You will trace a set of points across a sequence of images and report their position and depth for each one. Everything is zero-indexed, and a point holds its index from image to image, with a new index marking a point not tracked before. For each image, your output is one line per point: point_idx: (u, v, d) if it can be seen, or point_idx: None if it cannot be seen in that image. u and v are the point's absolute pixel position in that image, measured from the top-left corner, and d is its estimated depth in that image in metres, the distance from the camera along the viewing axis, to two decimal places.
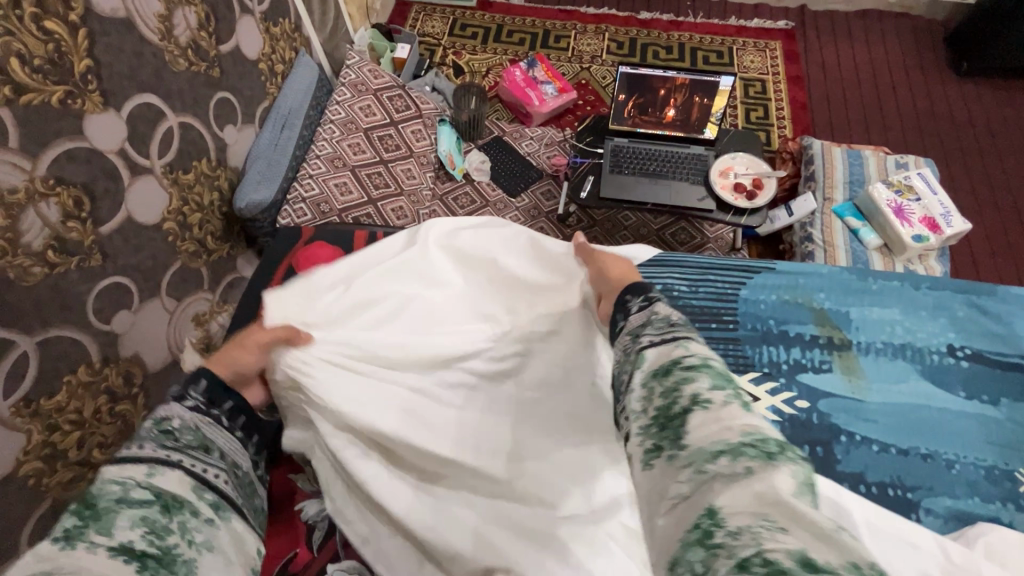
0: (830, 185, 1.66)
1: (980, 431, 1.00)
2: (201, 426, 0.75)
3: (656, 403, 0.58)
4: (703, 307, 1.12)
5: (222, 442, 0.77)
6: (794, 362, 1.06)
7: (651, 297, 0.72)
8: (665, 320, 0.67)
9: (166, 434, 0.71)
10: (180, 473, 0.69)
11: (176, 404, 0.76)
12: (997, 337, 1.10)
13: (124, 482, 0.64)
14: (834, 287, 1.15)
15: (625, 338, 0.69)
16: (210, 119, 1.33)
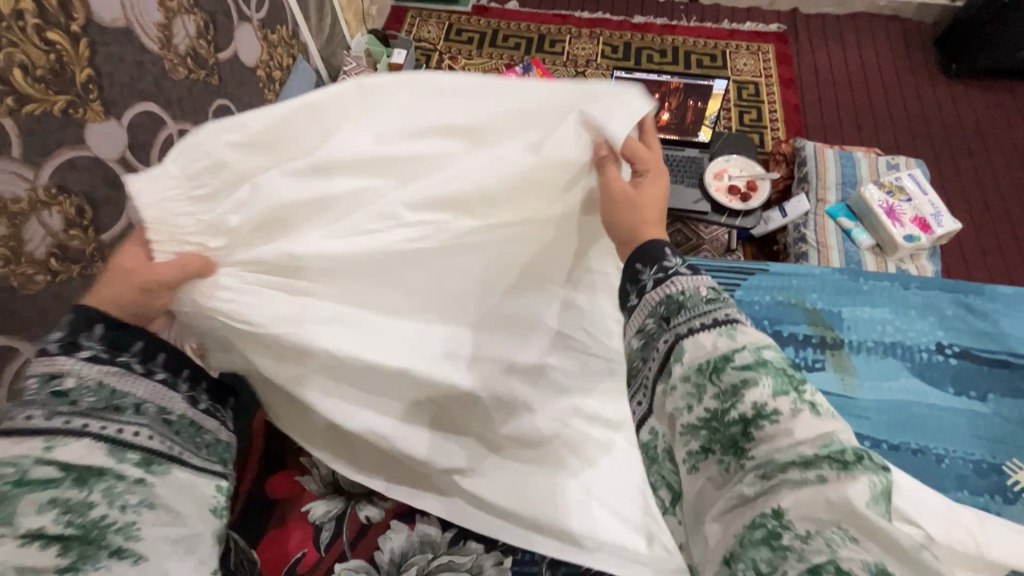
0: (822, 187, 1.69)
1: (970, 427, 1.02)
2: (104, 375, 0.61)
3: (710, 406, 0.58)
4: None
5: (132, 386, 0.62)
6: (788, 361, 1.09)
7: (667, 267, 0.67)
8: (700, 302, 0.63)
9: (59, 393, 0.58)
10: (84, 443, 0.57)
11: (65, 357, 0.59)
12: (984, 334, 1.12)
13: (20, 464, 0.54)
14: (826, 288, 1.18)
15: (652, 322, 0.66)
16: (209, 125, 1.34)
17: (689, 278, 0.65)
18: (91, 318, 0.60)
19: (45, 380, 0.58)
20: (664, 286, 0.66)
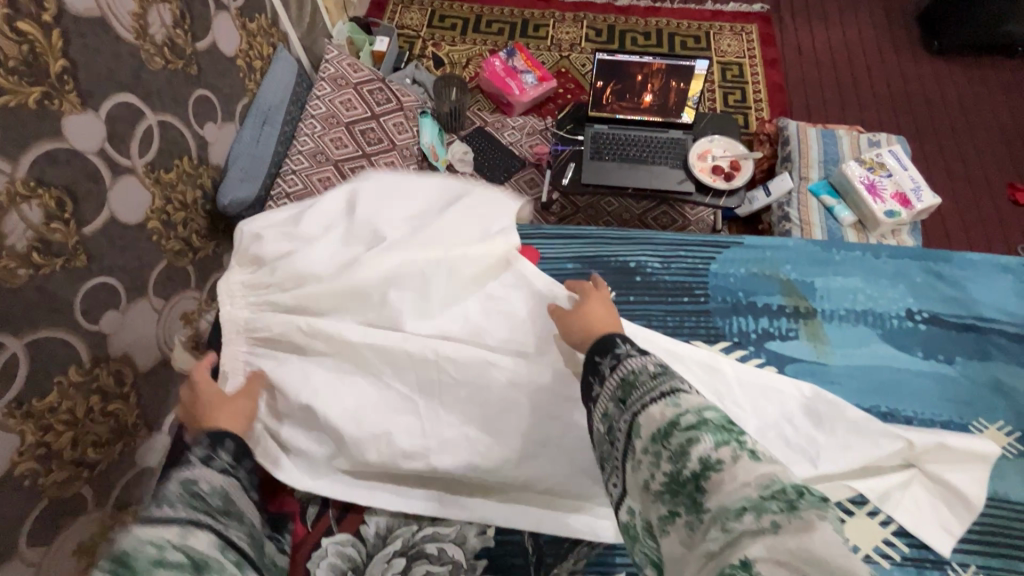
0: (805, 165, 1.71)
1: (942, 390, 0.97)
2: (229, 487, 0.73)
3: (664, 468, 0.57)
4: (673, 282, 1.06)
5: (243, 502, 0.75)
6: (763, 331, 1.02)
7: (619, 353, 0.72)
8: (643, 373, 0.67)
9: (194, 498, 0.69)
10: (210, 538, 0.67)
11: (201, 468, 0.73)
12: (953, 301, 1.06)
13: (160, 545, 0.61)
14: (801, 259, 1.10)
15: (609, 403, 0.68)
16: (189, 117, 1.34)
17: (638, 360, 0.69)
18: (226, 436, 0.77)
19: (183, 486, 0.70)
20: (618, 369, 0.69)
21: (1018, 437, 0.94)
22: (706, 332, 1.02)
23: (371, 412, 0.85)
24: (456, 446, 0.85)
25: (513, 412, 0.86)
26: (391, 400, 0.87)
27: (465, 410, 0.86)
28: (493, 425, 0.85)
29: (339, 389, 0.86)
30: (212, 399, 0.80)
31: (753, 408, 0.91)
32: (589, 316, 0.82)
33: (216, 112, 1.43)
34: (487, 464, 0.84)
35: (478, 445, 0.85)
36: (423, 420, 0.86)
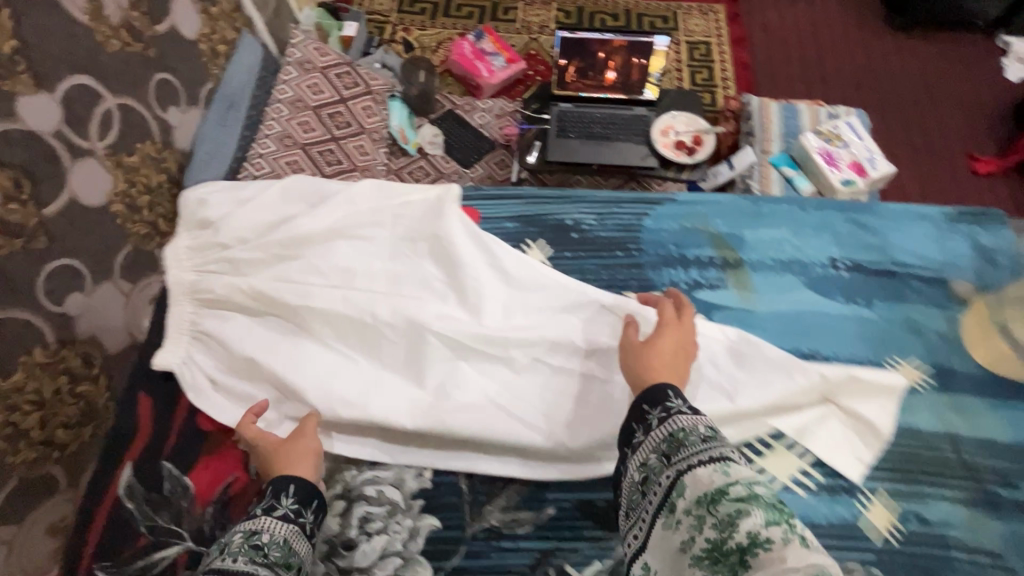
0: (766, 138, 1.73)
1: (863, 332, 0.99)
2: (291, 537, 0.72)
3: (708, 535, 0.60)
4: (609, 238, 1.06)
5: (304, 552, 0.73)
6: (693, 281, 1.03)
7: (670, 407, 0.74)
8: (695, 435, 0.70)
9: (255, 548, 0.69)
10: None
11: (265, 517, 0.73)
12: (874, 248, 1.06)
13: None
14: (729, 213, 1.10)
15: (653, 458, 0.72)
16: (150, 100, 1.34)
17: (690, 419, 0.72)
18: (289, 480, 0.78)
19: (246, 536, 0.71)
20: (667, 423, 0.73)
21: (934, 372, 0.96)
22: (639, 284, 1.02)
23: (310, 368, 0.90)
24: (384, 395, 0.89)
25: (441, 363, 0.90)
26: (330, 357, 0.92)
27: (401, 365, 0.91)
28: (421, 372, 0.90)
29: (280, 350, 0.92)
30: (275, 452, 0.82)
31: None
32: (654, 350, 0.82)
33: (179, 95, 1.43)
34: (417, 413, 0.87)
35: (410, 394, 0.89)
36: (359, 372, 0.91)
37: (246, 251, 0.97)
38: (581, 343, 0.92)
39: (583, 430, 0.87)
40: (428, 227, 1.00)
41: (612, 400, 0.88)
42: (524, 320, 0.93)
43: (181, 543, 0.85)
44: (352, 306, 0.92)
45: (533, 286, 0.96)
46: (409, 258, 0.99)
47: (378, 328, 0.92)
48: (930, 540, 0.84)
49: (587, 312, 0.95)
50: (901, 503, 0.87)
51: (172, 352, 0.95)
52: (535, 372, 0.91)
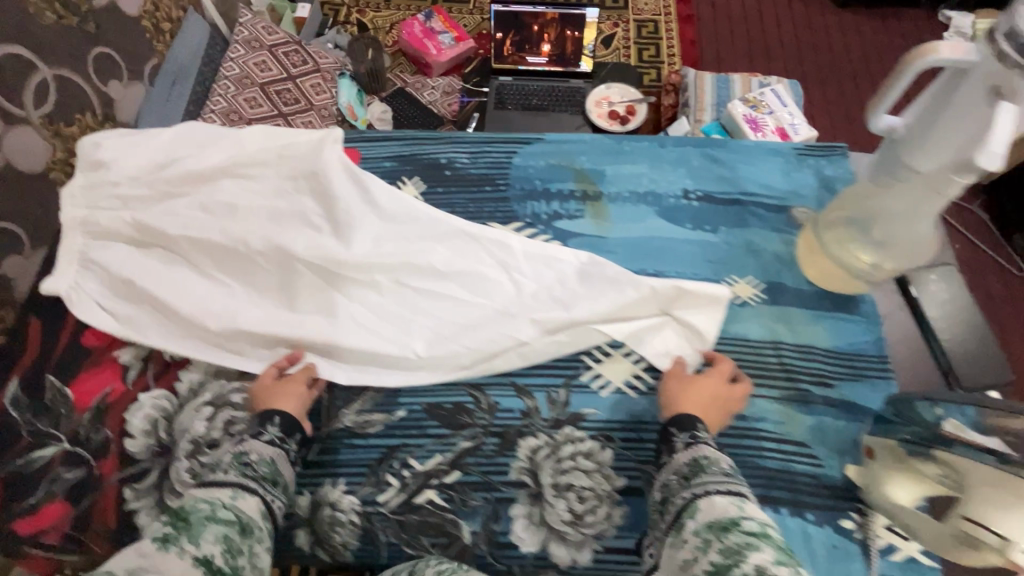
0: (698, 109, 1.75)
1: (764, 269, 0.76)
2: (279, 459, 0.60)
3: (707, 559, 0.46)
4: (470, 173, 0.84)
5: (289, 475, 0.60)
6: (552, 212, 0.81)
7: (698, 435, 0.59)
8: (720, 470, 0.55)
9: (244, 466, 0.56)
10: (259, 501, 0.54)
11: (252, 441, 0.60)
12: (726, 182, 0.82)
13: (213, 503, 0.51)
14: (602, 145, 0.86)
15: (671, 480, 0.57)
16: (89, 72, 0.99)
17: (717, 450, 0.58)
18: (277, 410, 0.63)
19: (234, 455, 0.58)
20: (693, 449, 0.58)
21: (766, 286, 0.74)
22: (493, 214, 0.81)
23: (170, 301, 0.73)
24: (229, 334, 0.71)
25: (304, 287, 0.74)
26: (193, 290, 0.74)
27: (277, 294, 0.75)
28: (271, 306, 0.74)
29: (155, 279, 0.74)
30: (269, 389, 0.66)
31: (530, 279, 0.74)
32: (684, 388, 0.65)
33: (124, 67, 1.06)
34: (277, 343, 0.72)
35: (236, 331, 0.71)
36: (191, 316, 0.72)
37: (124, 169, 0.81)
38: (459, 268, 0.74)
39: (463, 364, 0.70)
40: (318, 136, 0.83)
41: (490, 330, 0.71)
42: (392, 249, 0.75)
43: (59, 444, 0.66)
44: (202, 239, 0.76)
45: (396, 211, 0.78)
46: (266, 179, 0.82)
47: (241, 253, 0.75)
48: (839, 411, 0.67)
49: (455, 241, 0.77)
50: (804, 407, 0.67)
51: (59, 278, 0.75)
52: (416, 300, 0.74)
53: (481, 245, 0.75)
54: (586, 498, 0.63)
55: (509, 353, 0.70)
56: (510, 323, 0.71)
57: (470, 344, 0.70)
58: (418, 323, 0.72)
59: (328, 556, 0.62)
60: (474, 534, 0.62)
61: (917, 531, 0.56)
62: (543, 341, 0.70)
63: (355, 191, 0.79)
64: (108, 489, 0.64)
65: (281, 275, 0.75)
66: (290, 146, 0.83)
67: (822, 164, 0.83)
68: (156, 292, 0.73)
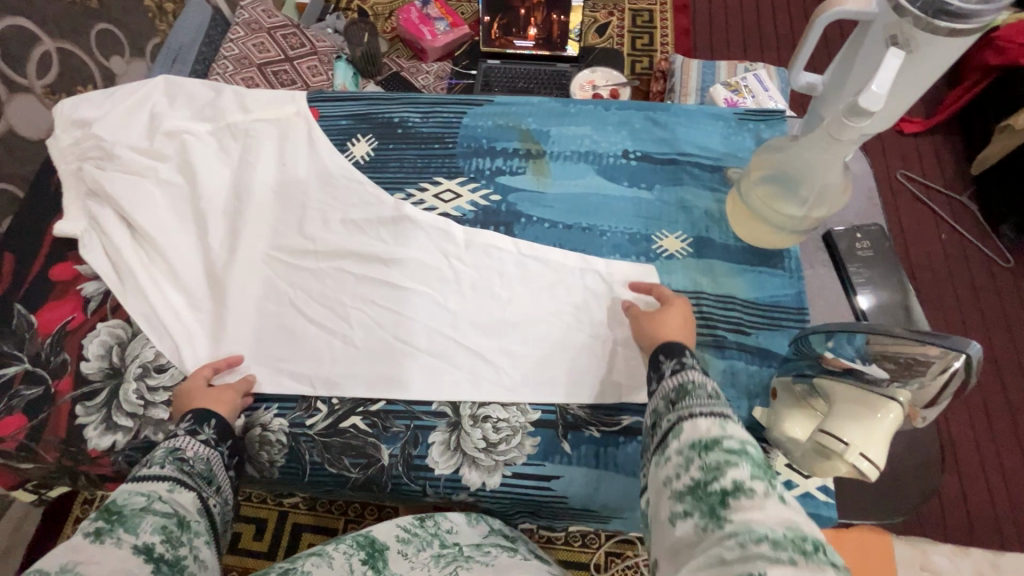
0: (683, 93, 1.61)
1: (692, 223, 0.79)
2: (215, 459, 0.61)
3: (692, 477, 0.47)
4: (420, 133, 0.87)
5: (225, 475, 0.61)
6: (495, 170, 0.84)
7: (685, 362, 0.57)
8: (704, 391, 0.53)
9: (180, 461, 0.58)
10: (196, 496, 0.56)
11: (186, 438, 0.60)
12: (664, 143, 0.85)
13: (148, 495, 0.53)
14: (549, 110, 0.88)
15: (657, 404, 0.56)
16: (92, 46, 1.02)
17: (704, 375, 0.56)
18: (213, 413, 0.63)
19: (169, 450, 0.59)
20: (679, 375, 0.56)
21: (693, 240, 0.78)
22: (439, 170, 0.84)
23: (134, 261, 0.77)
24: (189, 322, 0.74)
25: (256, 274, 0.76)
26: (155, 253, 0.78)
27: (229, 271, 0.76)
28: (222, 294, 0.75)
29: (119, 225, 0.79)
30: (199, 394, 0.66)
31: (471, 266, 0.76)
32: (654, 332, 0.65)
33: (124, 44, 1.09)
34: (226, 332, 0.73)
35: (199, 319, 0.75)
36: (158, 302, 0.74)
37: (101, 123, 0.85)
38: (402, 255, 0.76)
39: (405, 354, 0.71)
40: (288, 113, 0.87)
41: (433, 320, 0.73)
42: (340, 237, 0.78)
43: (21, 364, 0.72)
44: (178, 212, 0.81)
45: (353, 192, 0.81)
46: (234, 140, 0.85)
47: (207, 236, 0.79)
48: (752, 356, 0.70)
49: (411, 229, 0.78)
50: (718, 352, 0.70)
51: (72, 223, 0.79)
52: (359, 289, 0.75)
53: (432, 235, 0.78)
54: (501, 429, 0.67)
55: (450, 348, 0.71)
56: (450, 308, 0.73)
57: (411, 336, 0.72)
58: (358, 314, 0.73)
59: (257, 472, 0.68)
60: (392, 456, 0.66)
61: (795, 458, 0.60)
62: (484, 331, 0.72)
63: (319, 176, 0.82)
64: (62, 406, 0.70)
65: (234, 261, 0.77)
66: (261, 121, 0.86)
67: (761, 128, 0.85)
68: (125, 244, 0.78)
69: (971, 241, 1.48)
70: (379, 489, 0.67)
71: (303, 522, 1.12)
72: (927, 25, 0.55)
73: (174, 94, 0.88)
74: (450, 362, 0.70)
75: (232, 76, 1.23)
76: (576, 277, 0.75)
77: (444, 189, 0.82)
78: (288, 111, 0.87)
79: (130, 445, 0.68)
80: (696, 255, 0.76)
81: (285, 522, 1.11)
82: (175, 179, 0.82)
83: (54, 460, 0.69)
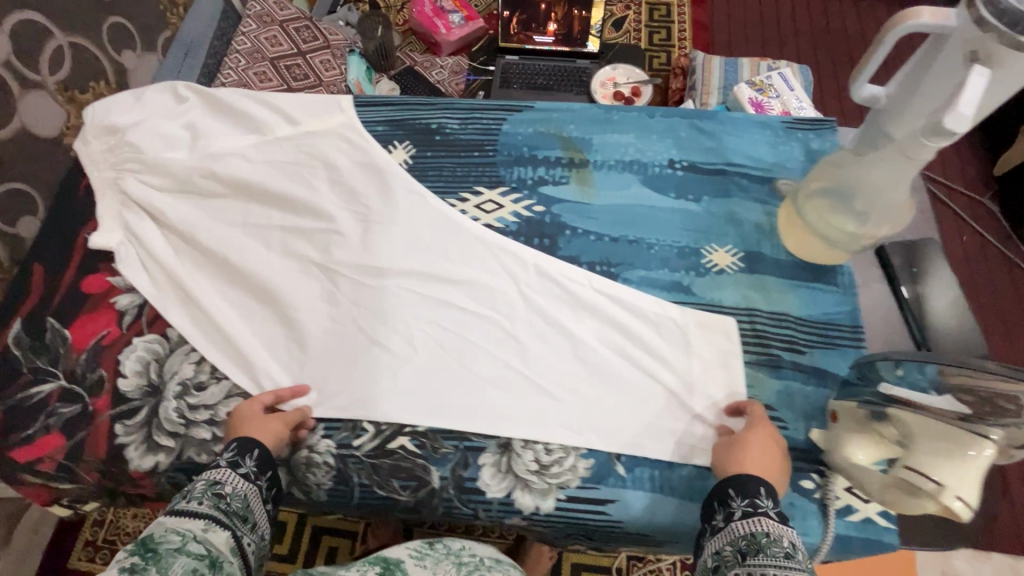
0: (705, 92, 1.55)
1: (742, 236, 0.77)
2: (253, 494, 0.59)
3: None
4: (460, 141, 0.85)
5: (261, 513, 0.60)
6: (539, 178, 0.82)
7: (760, 504, 0.55)
8: (780, 550, 0.51)
9: (218, 497, 0.56)
10: (230, 536, 0.55)
11: (229, 470, 0.59)
12: (710, 151, 0.82)
13: (184, 534, 0.52)
14: (591, 117, 0.86)
15: (726, 550, 0.54)
16: (103, 42, 0.98)
17: (780, 524, 0.54)
18: (255, 442, 0.62)
19: (208, 484, 0.57)
20: (751, 521, 0.54)
21: (744, 254, 0.76)
22: (481, 180, 0.82)
23: (172, 273, 0.75)
24: (234, 334, 0.72)
25: (308, 289, 0.75)
26: (197, 266, 0.76)
27: (279, 286, 0.74)
28: (276, 308, 0.74)
29: (154, 236, 0.77)
30: (253, 420, 0.64)
31: (532, 289, 0.74)
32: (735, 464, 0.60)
33: (136, 39, 1.05)
34: (286, 348, 0.72)
35: (248, 333, 0.73)
36: (204, 317, 0.73)
37: (135, 129, 0.83)
38: (463, 274, 0.75)
39: (464, 377, 0.69)
40: (338, 122, 0.85)
41: (491, 344, 0.71)
42: (395, 252, 0.76)
43: (57, 381, 0.70)
44: (225, 220, 0.79)
45: (409, 206, 0.79)
46: (273, 151, 0.83)
47: (264, 246, 0.77)
48: (808, 376, 0.69)
49: (468, 248, 0.77)
50: (772, 372, 0.69)
51: (107, 234, 0.77)
52: (417, 308, 0.73)
53: (490, 252, 0.76)
54: (553, 450, 0.66)
55: (509, 370, 0.70)
56: (509, 331, 0.72)
57: (470, 360, 0.70)
58: (418, 335, 0.72)
59: (305, 494, 0.67)
60: (442, 478, 0.65)
61: (867, 485, 0.59)
62: (543, 354, 0.70)
63: (369, 189, 0.80)
64: (101, 424, 0.68)
65: (285, 277, 0.75)
66: (304, 131, 0.85)
67: (810, 138, 0.83)
68: (169, 255, 0.76)
69: (992, 242, 1.46)
70: (428, 511, 0.66)
71: (321, 526, 1.11)
72: (1010, 40, 0.52)
73: (210, 103, 0.86)
74: (509, 386, 0.69)
75: (251, 74, 1.19)
76: (634, 299, 0.73)
77: (486, 200, 0.80)
78: (330, 122, 0.85)
79: (173, 465, 0.66)
80: (749, 269, 0.75)
81: (303, 525, 1.10)
82: (212, 188, 0.80)
83: (94, 480, 0.67)
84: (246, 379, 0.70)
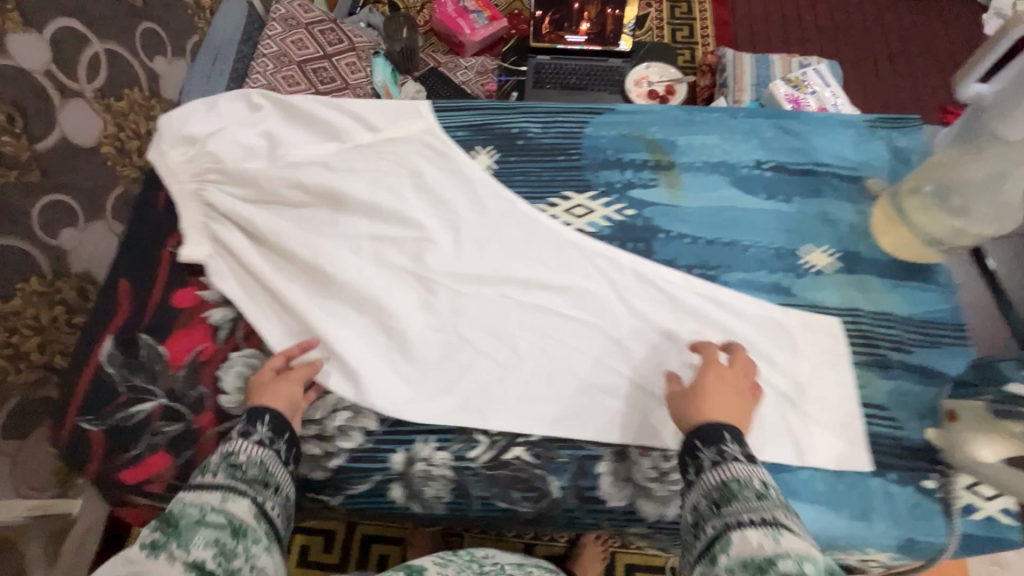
0: (737, 89, 1.55)
1: (839, 236, 0.77)
2: (270, 459, 0.57)
3: None
4: (542, 144, 0.84)
5: (282, 474, 0.57)
6: (627, 182, 0.81)
7: (726, 451, 0.53)
8: (755, 492, 0.49)
9: (233, 467, 0.54)
10: (249, 503, 0.51)
11: (240, 440, 0.57)
12: (796, 151, 0.82)
13: (202, 507, 0.49)
14: (673, 118, 0.85)
15: (700, 500, 0.51)
16: (137, 47, 0.93)
17: (748, 467, 0.51)
18: (266, 408, 0.61)
19: (224, 456, 0.55)
20: (721, 469, 0.52)
21: (842, 254, 0.76)
22: (569, 184, 0.81)
23: (265, 284, 0.74)
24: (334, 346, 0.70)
25: (406, 298, 0.73)
26: (289, 278, 0.75)
27: (376, 295, 0.73)
28: (374, 318, 0.72)
29: (243, 248, 0.75)
30: (261, 384, 0.65)
31: (633, 293, 0.74)
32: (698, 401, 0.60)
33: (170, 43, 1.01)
34: (389, 359, 0.71)
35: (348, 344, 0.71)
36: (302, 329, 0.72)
37: (212, 139, 0.81)
38: (562, 279, 0.74)
39: (574, 384, 0.69)
40: (419, 128, 0.84)
41: (597, 351, 0.70)
42: (492, 258, 0.75)
43: (156, 399, 0.68)
44: (313, 230, 0.78)
45: (500, 212, 0.78)
46: (355, 158, 0.82)
47: (355, 255, 0.76)
48: (919, 375, 0.69)
49: (563, 253, 0.76)
50: (882, 372, 0.69)
51: (195, 247, 0.75)
52: (519, 315, 0.72)
53: (587, 257, 0.75)
54: (672, 457, 0.65)
55: (620, 376, 0.69)
56: (614, 336, 0.71)
57: (577, 367, 0.70)
58: (522, 342, 0.71)
59: (421, 507, 0.67)
60: (563, 488, 0.65)
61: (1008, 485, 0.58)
62: (652, 358, 0.70)
63: (456, 194, 0.79)
64: (208, 442, 0.66)
65: (382, 286, 0.74)
66: (385, 136, 0.83)
67: (895, 136, 0.83)
68: (261, 267, 0.74)
69: None
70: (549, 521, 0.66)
71: (371, 532, 1.08)
72: None
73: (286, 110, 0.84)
74: (621, 393, 0.68)
75: (297, 81, 1.16)
76: (737, 301, 0.73)
77: (576, 204, 0.79)
78: (412, 127, 0.84)
79: None
80: (848, 269, 0.74)
81: (352, 531, 1.08)
82: (297, 198, 0.79)
83: None
84: (352, 391, 0.69)
